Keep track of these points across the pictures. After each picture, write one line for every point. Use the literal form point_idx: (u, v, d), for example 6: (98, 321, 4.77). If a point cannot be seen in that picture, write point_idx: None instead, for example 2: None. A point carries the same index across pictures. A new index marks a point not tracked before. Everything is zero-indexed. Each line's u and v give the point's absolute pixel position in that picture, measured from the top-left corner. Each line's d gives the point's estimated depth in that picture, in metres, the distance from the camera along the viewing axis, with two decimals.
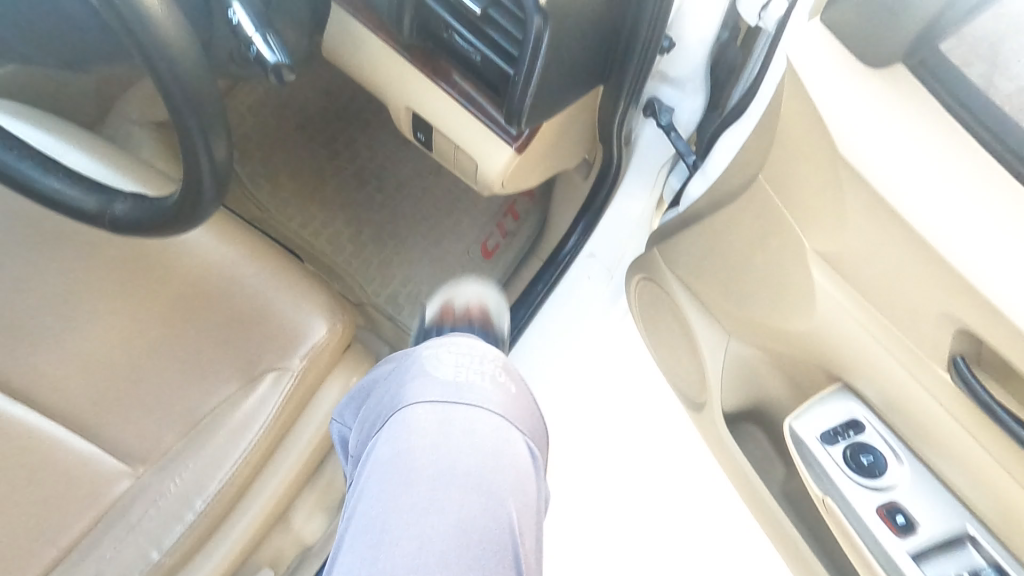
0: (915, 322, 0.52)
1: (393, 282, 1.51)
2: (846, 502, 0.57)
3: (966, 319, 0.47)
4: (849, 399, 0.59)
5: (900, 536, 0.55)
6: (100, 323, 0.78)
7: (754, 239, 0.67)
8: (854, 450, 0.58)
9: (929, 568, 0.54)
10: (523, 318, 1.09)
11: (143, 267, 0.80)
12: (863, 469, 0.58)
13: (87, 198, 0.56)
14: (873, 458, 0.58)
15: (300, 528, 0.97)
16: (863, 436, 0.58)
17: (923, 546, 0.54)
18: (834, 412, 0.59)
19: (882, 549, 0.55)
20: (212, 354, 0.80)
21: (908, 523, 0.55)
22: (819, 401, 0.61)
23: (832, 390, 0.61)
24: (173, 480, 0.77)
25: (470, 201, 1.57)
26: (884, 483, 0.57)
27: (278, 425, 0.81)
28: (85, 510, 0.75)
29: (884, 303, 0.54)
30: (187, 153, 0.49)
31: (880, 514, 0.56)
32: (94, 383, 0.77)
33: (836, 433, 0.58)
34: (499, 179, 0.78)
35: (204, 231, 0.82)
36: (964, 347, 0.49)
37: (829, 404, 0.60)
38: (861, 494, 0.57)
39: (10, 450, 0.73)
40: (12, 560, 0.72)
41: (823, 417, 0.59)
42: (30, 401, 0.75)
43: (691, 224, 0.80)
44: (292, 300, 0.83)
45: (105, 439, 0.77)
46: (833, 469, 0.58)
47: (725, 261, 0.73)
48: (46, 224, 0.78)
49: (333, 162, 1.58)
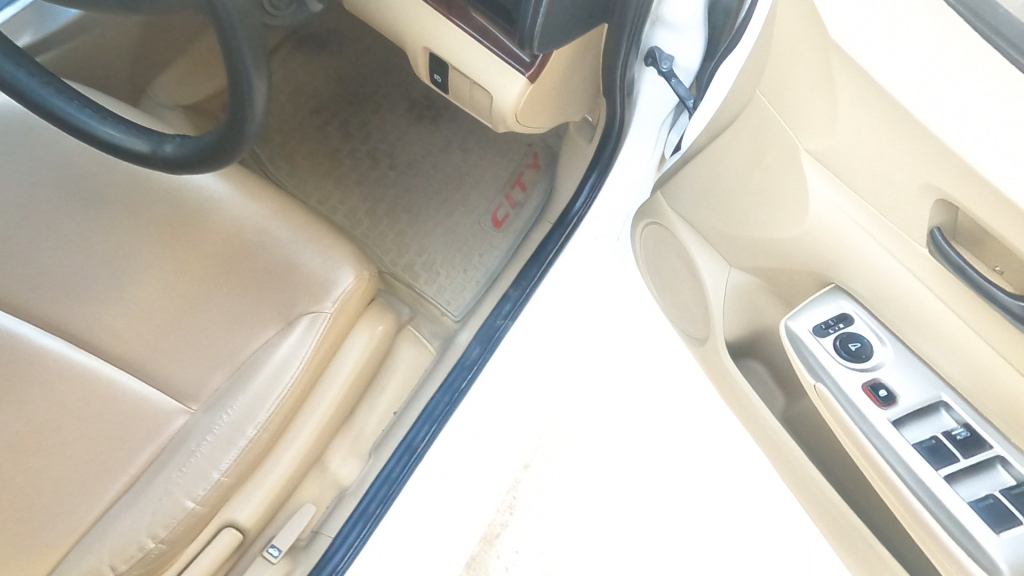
0: (900, 205, 0.58)
1: (409, 253, 1.56)
2: (836, 385, 0.63)
3: (944, 187, 0.53)
4: (840, 297, 0.65)
5: (882, 408, 0.61)
6: (149, 270, 0.84)
7: (752, 160, 0.73)
8: (844, 338, 0.64)
9: (909, 434, 0.60)
10: (535, 275, 1.12)
11: (184, 226, 0.86)
12: (852, 354, 0.63)
13: (137, 141, 0.62)
14: (860, 345, 0.63)
15: (337, 471, 1.05)
16: (851, 326, 0.64)
17: (902, 414, 0.61)
18: (825, 309, 0.66)
19: (868, 421, 0.61)
20: (252, 302, 0.86)
21: (889, 396, 0.61)
22: (812, 302, 0.66)
23: (824, 291, 0.66)
24: (225, 413, 0.81)
25: (479, 175, 1.63)
26: (871, 365, 0.62)
27: (314, 363, 0.86)
28: (146, 445, 0.80)
29: (874, 192, 0.60)
30: (233, 86, 0.55)
31: (865, 391, 0.62)
32: (147, 332, 0.83)
33: (827, 326, 0.64)
34: (513, 113, 0.84)
35: (237, 194, 0.89)
36: (942, 219, 0.55)
37: (821, 302, 0.66)
38: (849, 375, 0.63)
39: (74, 393, 0.79)
40: (81, 490, 0.77)
41: (816, 313, 0.66)
42: (91, 348, 0.81)
43: (692, 159, 0.85)
44: (319, 254, 0.89)
45: (160, 382, 0.83)
46: (825, 358, 0.64)
47: (726, 187, 0.78)
48: (97, 189, 0.85)
49: (347, 142, 1.65)
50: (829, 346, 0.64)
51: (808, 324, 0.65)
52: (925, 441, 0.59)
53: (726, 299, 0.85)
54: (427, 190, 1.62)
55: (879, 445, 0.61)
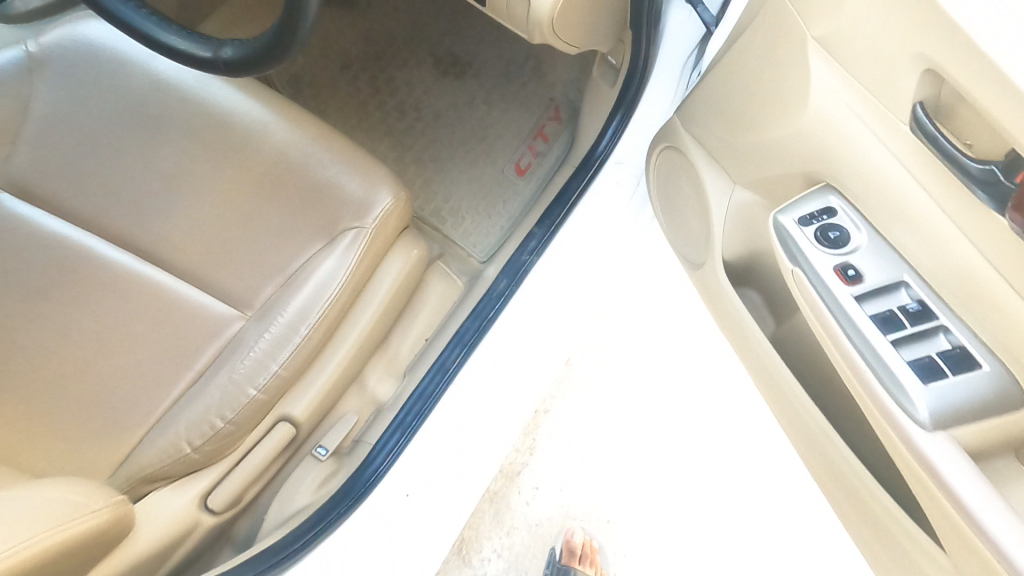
0: (899, 87, 0.61)
1: (436, 198, 1.61)
2: (811, 266, 0.70)
3: (937, 59, 0.56)
4: (828, 193, 0.72)
5: (849, 285, 0.68)
6: (201, 187, 0.89)
7: (766, 69, 0.76)
8: (825, 228, 0.70)
9: (870, 307, 0.67)
10: (559, 214, 1.17)
11: (232, 146, 0.90)
12: (830, 242, 0.70)
13: (199, 47, 0.68)
14: (839, 234, 0.70)
15: (375, 387, 1.09)
16: (833, 218, 0.70)
17: (867, 292, 0.67)
18: (812, 203, 0.72)
19: (832, 295, 0.68)
20: (296, 219, 0.90)
21: (857, 276, 0.68)
22: (802, 197, 0.73)
23: (814, 188, 0.73)
24: (272, 322, 0.86)
25: (502, 128, 1.66)
26: (846, 251, 0.69)
27: (355, 279, 0.90)
28: (203, 348, 0.85)
29: (877, 80, 0.63)
30: None
31: (836, 272, 0.69)
32: (201, 244, 0.88)
33: (812, 217, 0.71)
34: (550, 15, 0.87)
35: (279, 117, 0.92)
36: (925, 94, 0.59)
37: (809, 197, 0.73)
38: (824, 259, 0.70)
39: (138, 298, 0.85)
40: (148, 387, 0.83)
41: (803, 208, 0.72)
42: (153, 259, 0.87)
43: (709, 77, 0.88)
44: (358, 177, 0.92)
45: (214, 291, 0.88)
46: (805, 244, 0.71)
47: (743, 102, 0.81)
48: (150, 110, 0.89)
49: (376, 96, 1.69)
50: (808, 230, 0.71)
51: (794, 216, 0.72)
52: (882, 312, 0.66)
53: (727, 215, 0.88)
54: (453, 140, 1.66)
55: (840, 318, 0.68)
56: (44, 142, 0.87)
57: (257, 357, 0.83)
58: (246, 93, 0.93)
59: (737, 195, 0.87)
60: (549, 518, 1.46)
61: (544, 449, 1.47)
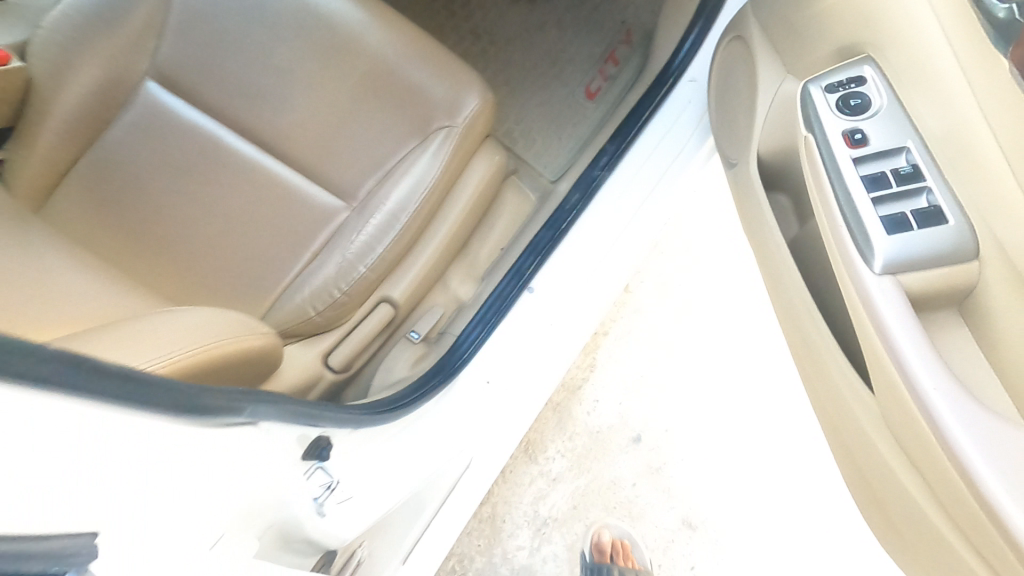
0: None
1: (508, 121, 1.62)
2: (823, 130, 0.78)
3: None
4: (864, 66, 0.77)
5: (851, 146, 0.75)
6: (311, 88, 0.97)
7: None
8: (848, 96, 0.76)
9: (863, 168, 0.74)
10: (635, 130, 1.19)
11: (338, 51, 0.98)
12: (849, 109, 0.76)
13: None
14: (860, 102, 0.76)
15: (457, 288, 1.15)
16: (859, 88, 0.76)
17: (867, 153, 0.74)
18: (846, 74, 0.78)
19: (832, 154, 0.77)
20: (395, 120, 0.98)
21: (862, 140, 0.75)
22: (839, 68, 0.79)
23: (855, 61, 0.78)
24: (376, 212, 0.94)
25: (573, 52, 1.65)
26: (860, 118, 0.76)
27: (448, 174, 0.96)
28: (318, 234, 0.95)
29: None
30: None
31: (843, 135, 0.76)
32: (313, 141, 0.97)
33: (839, 86, 0.78)
34: None
35: (379, 24, 0.98)
36: None
37: (846, 68, 0.79)
38: (836, 124, 0.77)
39: (265, 189, 0.96)
40: (273, 265, 0.94)
41: (836, 77, 0.79)
42: (274, 155, 0.98)
43: None
44: (450, 81, 0.98)
45: (325, 184, 0.97)
46: (825, 111, 0.78)
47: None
48: (267, 18, 0.98)
49: (451, 20, 1.69)
50: (832, 96, 0.78)
51: (824, 85, 0.79)
52: (873, 173, 0.74)
53: (768, 113, 0.92)
54: (525, 65, 1.66)
55: (828, 171, 0.77)
56: (179, 52, 0.97)
57: (365, 241, 0.92)
58: (349, 0, 0.99)
59: (783, 87, 0.90)
60: (608, 426, 1.49)
61: (602, 367, 1.53)
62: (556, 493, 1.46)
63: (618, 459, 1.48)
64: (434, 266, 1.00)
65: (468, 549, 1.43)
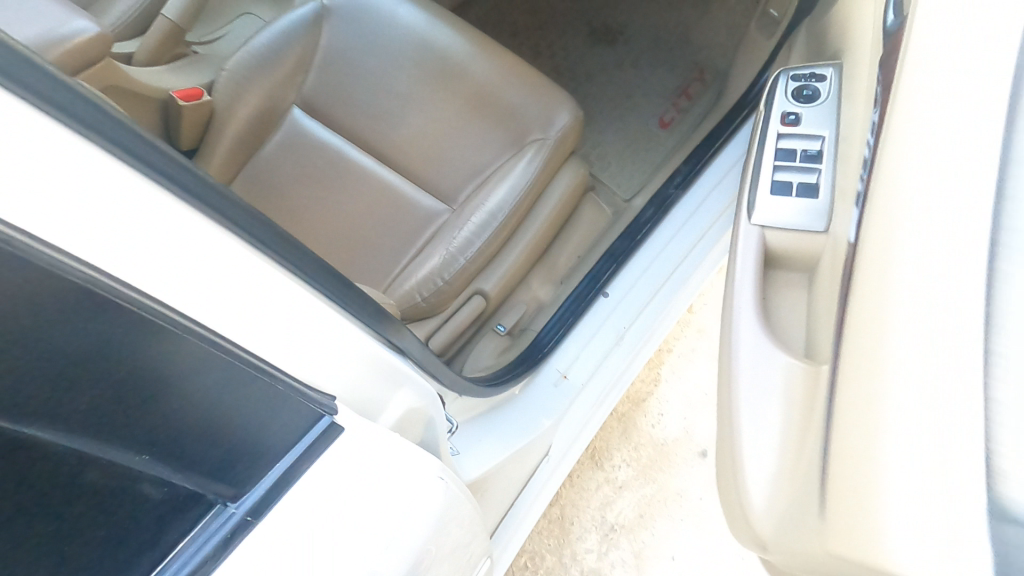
0: None
1: (585, 146, 1.75)
2: (773, 108, 0.90)
3: None
4: (830, 67, 0.89)
5: (784, 122, 0.87)
6: (427, 111, 1.15)
7: None
8: (804, 87, 0.88)
9: (784, 140, 0.85)
10: (708, 151, 1.29)
11: (451, 80, 1.16)
12: (801, 95, 0.88)
13: None
14: (810, 93, 0.88)
15: (537, 289, 1.26)
16: (816, 82, 0.88)
17: (795, 130, 0.85)
18: (818, 72, 0.90)
19: (769, 127, 0.89)
20: (496, 136, 1.13)
21: (794, 120, 0.86)
22: (817, 66, 0.91)
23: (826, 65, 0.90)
24: (476, 213, 1.08)
25: (648, 86, 1.78)
26: (802, 105, 0.87)
27: (540, 182, 1.10)
28: (427, 231, 1.11)
29: None
30: None
31: (782, 114, 0.88)
32: (426, 154, 1.15)
33: (803, 78, 0.90)
34: None
35: (485, 57, 1.16)
36: None
37: (818, 68, 0.90)
38: (784, 104, 0.89)
39: (385, 194, 1.14)
40: (389, 256, 1.11)
41: (806, 72, 0.91)
42: (392, 166, 1.16)
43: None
44: (545, 103, 1.13)
45: (434, 191, 1.14)
46: (783, 94, 0.90)
47: None
48: (395, 54, 1.18)
49: (537, 59, 1.86)
50: (792, 84, 0.90)
51: (794, 75, 0.91)
52: (791, 146, 0.84)
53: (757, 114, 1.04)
54: (602, 98, 1.80)
55: (762, 143, 0.89)
56: (326, 82, 1.19)
57: (465, 237, 1.06)
58: (462, 39, 1.18)
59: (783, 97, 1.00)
60: (673, 439, 1.52)
61: (670, 380, 1.57)
62: (622, 501, 1.50)
63: (683, 472, 1.50)
64: (522, 264, 1.12)
65: (536, 548, 1.48)
